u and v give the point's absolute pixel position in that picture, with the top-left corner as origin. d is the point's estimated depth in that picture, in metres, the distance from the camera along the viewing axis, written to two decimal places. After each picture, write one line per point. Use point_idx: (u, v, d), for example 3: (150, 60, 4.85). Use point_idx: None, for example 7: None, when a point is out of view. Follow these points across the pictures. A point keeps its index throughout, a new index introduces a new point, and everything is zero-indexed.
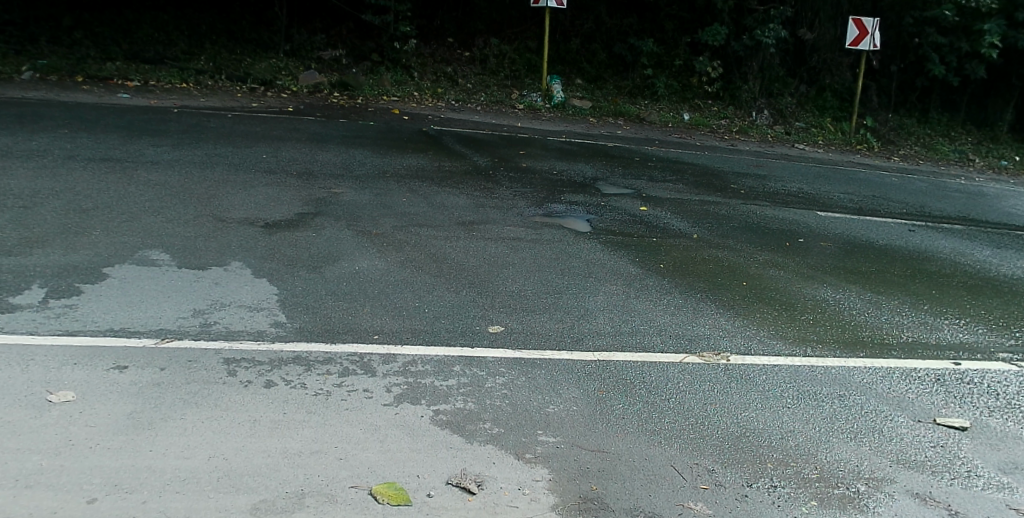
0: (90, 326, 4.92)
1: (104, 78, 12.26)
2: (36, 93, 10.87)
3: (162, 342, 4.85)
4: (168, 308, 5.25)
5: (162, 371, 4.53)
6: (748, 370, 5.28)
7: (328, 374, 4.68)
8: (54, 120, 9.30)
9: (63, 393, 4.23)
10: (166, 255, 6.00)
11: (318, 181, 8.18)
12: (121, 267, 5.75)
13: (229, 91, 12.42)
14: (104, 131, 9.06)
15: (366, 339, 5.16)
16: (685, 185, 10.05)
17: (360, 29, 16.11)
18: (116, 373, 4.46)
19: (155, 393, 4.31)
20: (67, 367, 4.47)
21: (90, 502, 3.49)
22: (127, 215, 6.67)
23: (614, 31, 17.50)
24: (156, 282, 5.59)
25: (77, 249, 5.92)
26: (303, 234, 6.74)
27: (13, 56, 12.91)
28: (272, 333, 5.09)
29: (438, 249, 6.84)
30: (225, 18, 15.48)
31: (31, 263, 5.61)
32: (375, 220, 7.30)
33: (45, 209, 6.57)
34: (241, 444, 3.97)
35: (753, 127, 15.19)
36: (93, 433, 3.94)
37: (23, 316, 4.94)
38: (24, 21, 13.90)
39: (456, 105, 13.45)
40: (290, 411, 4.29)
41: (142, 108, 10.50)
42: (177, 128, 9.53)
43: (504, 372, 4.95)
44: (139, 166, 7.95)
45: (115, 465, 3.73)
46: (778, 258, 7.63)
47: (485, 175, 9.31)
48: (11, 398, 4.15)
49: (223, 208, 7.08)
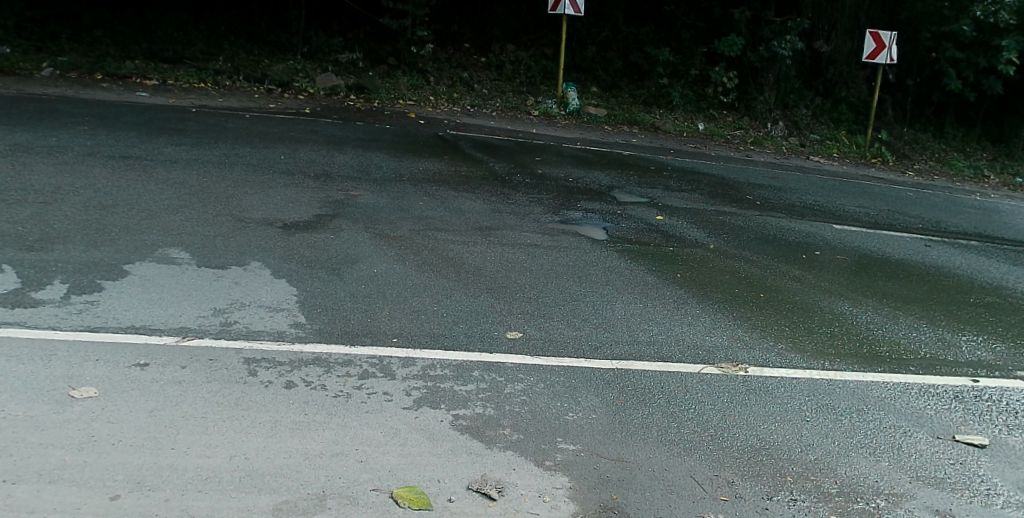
0: (110, 322, 4.93)
1: (124, 76, 12.32)
2: (56, 90, 10.92)
3: (183, 340, 4.85)
4: (189, 307, 5.25)
5: (183, 369, 4.53)
6: (766, 382, 5.26)
7: (348, 376, 4.68)
8: (75, 117, 9.33)
9: (85, 389, 4.23)
10: (186, 254, 6.01)
11: (335, 183, 8.19)
12: (141, 264, 5.76)
13: (246, 92, 12.46)
14: (124, 129, 9.08)
15: (385, 342, 5.16)
16: (702, 195, 10.04)
17: (377, 32, 16.17)
18: (138, 370, 4.47)
19: (176, 392, 4.31)
20: (90, 363, 4.48)
21: (113, 498, 3.49)
22: (148, 214, 6.68)
23: (630, 39, 17.56)
24: (178, 280, 5.61)
25: (97, 246, 5.93)
26: (322, 235, 6.75)
27: (34, 53, 12.97)
28: (292, 334, 5.10)
29: (455, 253, 6.83)
30: (244, 19, 15.54)
31: (55, 259, 5.63)
32: (393, 223, 7.31)
33: (64, 205, 6.60)
34: (263, 444, 3.97)
35: (768, 139, 15.17)
36: (116, 430, 3.95)
37: (45, 311, 4.95)
38: (45, 19, 14.01)
39: (472, 109, 13.47)
40: (310, 412, 4.28)
41: (161, 107, 10.55)
42: (195, 128, 9.56)
43: (523, 378, 4.94)
44: (159, 165, 7.96)
45: (137, 462, 3.73)
46: (794, 271, 7.60)
47: (500, 181, 9.31)
48: (34, 392, 4.15)
49: (243, 208, 7.08)
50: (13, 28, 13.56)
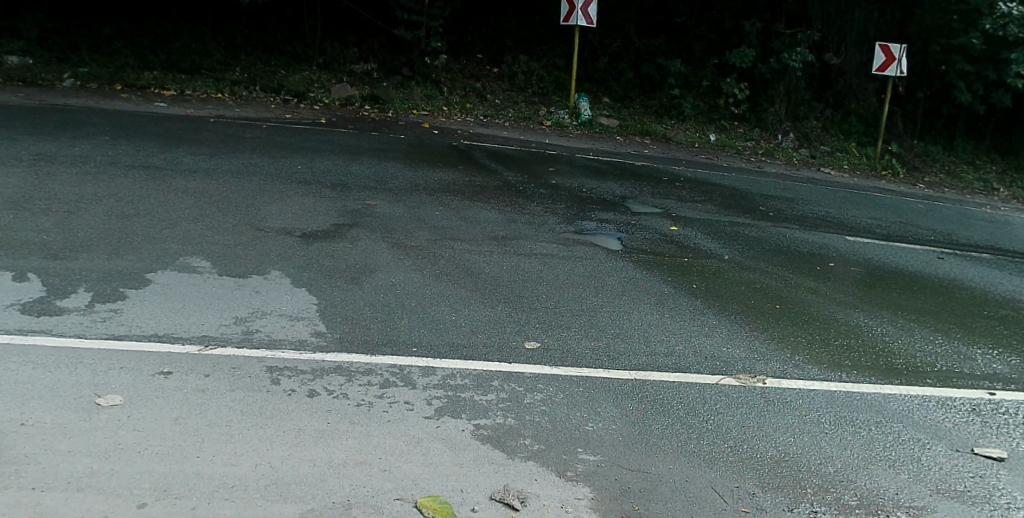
0: (134, 331, 4.97)
1: (143, 87, 12.43)
2: (77, 100, 11.03)
3: (206, 348, 4.89)
4: (211, 316, 5.29)
5: (207, 377, 4.57)
6: (784, 394, 5.26)
7: (369, 385, 4.71)
8: (96, 127, 9.43)
9: (110, 397, 4.27)
10: (207, 263, 6.06)
11: (352, 193, 8.25)
12: (163, 273, 5.81)
13: (262, 102, 12.55)
14: (144, 139, 9.16)
15: (405, 351, 5.18)
16: (714, 206, 10.06)
17: (392, 43, 16.27)
18: (163, 378, 4.51)
19: (201, 400, 4.35)
20: (115, 370, 4.52)
21: (141, 506, 3.52)
22: (169, 223, 6.74)
23: (642, 50, 17.63)
24: (200, 289, 5.65)
25: (120, 255, 5.99)
26: (340, 245, 6.79)
27: (55, 64, 13.12)
28: (314, 342, 5.13)
29: (472, 263, 6.86)
30: (260, 30, 15.67)
31: (79, 267, 5.69)
32: (410, 233, 7.35)
33: (87, 214, 6.67)
34: (287, 452, 4.00)
35: (779, 150, 15.19)
36: (142, 437, 3.98)
37: (71, 319, 5.00)
38: (66, 30, 14.21)
39: (485, 120, 13.53)
40: (333, 420, 4.31)
41: (180, 117, 10.64)
42: (214, 138, 9.64)
43: (542, 388, 4.95)
44: (179, 174, 8.03)
45: (163, 470, 3.76)
46: (808, 282, 7.61)
47: (514, 191, 9.34)
48: (60, 400, 4.19)
49: (262, 218, 7.14)
50: (34, 39, 13.74)
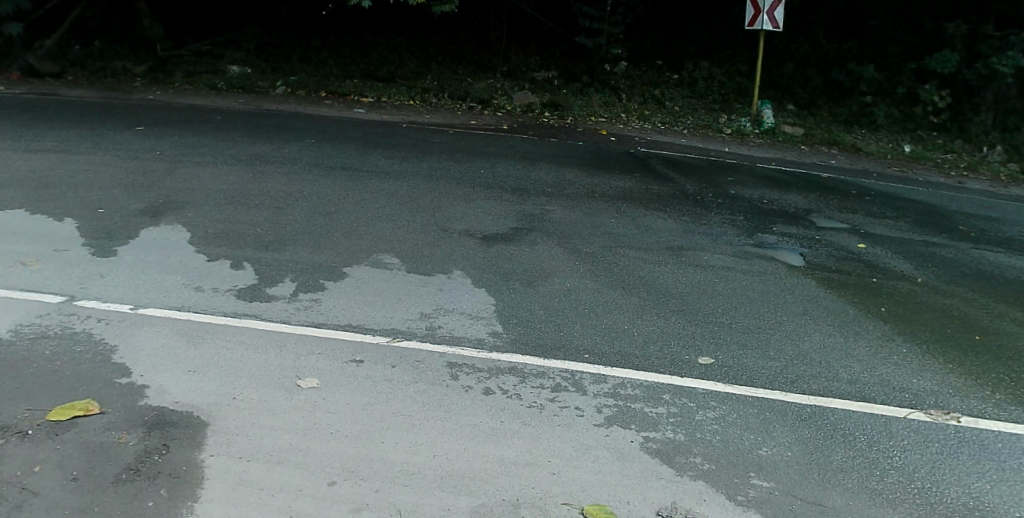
0: (331, 320, 5.39)
1: (344, 94, 13.37)
2: (288, 106, 12.07)
3: (393, 341, 5.20)
4: (398, 310, 5.62)
5: (393, 368, 4.87)
6: (984, 436, 4.82)
7: (542, 387, 4.82)
8: (303, 131, 10.27)
9: (308, 379, 4.65)
10: (396, 260, 6.44)
11: (531, 197, 8.45)
12: (357, 267, 6.25)
13: (449, 108, 13.12)
14: (344, 143, 9.86)
15: (577, 357, 5.25)
16: (908, 223, 9.37)
17: (573, 51, 16.47)
18: (354, 365, 4.85)
19: (386, 389, 4.64)
20: (314, 356, 4.92)
21: (330, 484, 3.82)
22: (364, 221, 7.22)
23: (832, 55, 16.73)
24: (388, 284, 6.02)
25: (321, 249, 6.50)
26: (518, 248, 6.98)
27: (271, 73, 14.40)
28: (491, 342, 5.31)
29: (646, 273, 6.82)
30: (450, 41, 16.46)
31: (286, 259, 6.24)
32: (586, 239, 7.43)
33: (294, 210, 7.28)
34: (462, 446, 4.18)
35: (985, 163, 13.87)
36: (334, 419, 4.31)
37: (278, 306, 5.50)
38: (280, 42, 15.71)
39: (662, 127, 13.36)
40: (506, 419, 4.46)
41: (375, 123, 11.36)
42: (405, 142, 10.21)
43: (714, 406, 4.85)
44: (374, 176, 8.57)
45: (351, 452, 4.06)
46: (1016, 313, 6.91)
47: (691, 201, 9.16)
48: (267, 379, 4.63)
49: (446, 219, 7.48)
50: (254, 51, 15.22)
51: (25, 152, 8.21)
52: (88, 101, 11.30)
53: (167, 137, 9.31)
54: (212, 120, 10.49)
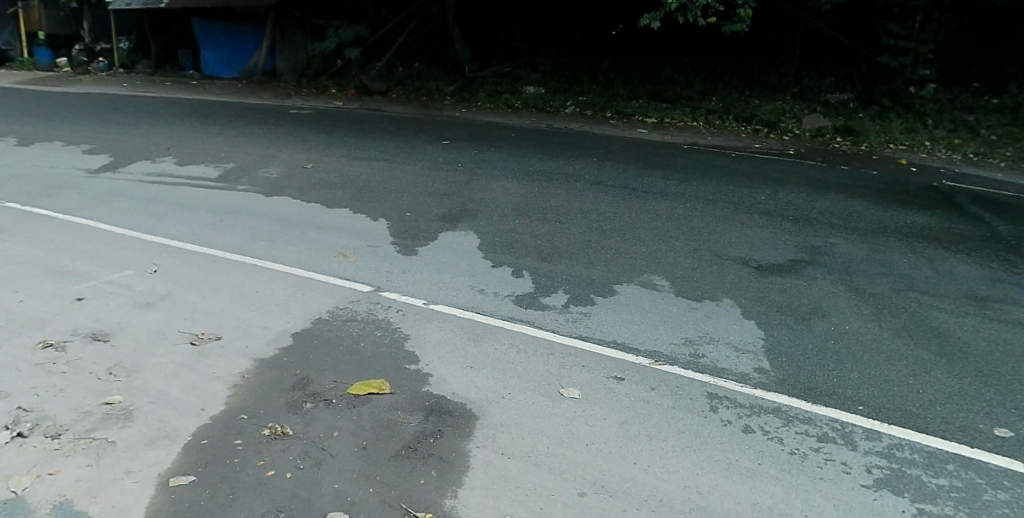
0: (598, 335, 5.60)
1: (628, 114, 13.65)
2: (574, 124, 12.62)
3: (654, 363, 5.28)
4: (664, 333, 5.68)
5: (653, 390, 4.95)
6: None
7: (806, 435, 4.62)
8: (587, 149, 10.69)
9: (571, 389, 4.89)
10: (666, 282, 6.51)
11: (813, 229, 8.03)
12: (627, 285, 6.41)
13: (732, 131, 12.85)
14: (625, 162, 10.10)
15: (850, 408, 4.93)
16: None
17: (874, 71, 15.13)
18: (615, 382, 5.01)
19: (645, 410, 4.74)
20: (578, 368, 5.15)
21: (581, 495, 4.00)
22: (638, 240, 7.37)
23: None
24: (657, 305, 6.10)
25: (595, 264, 6.76)
26: (795, 282, 6.69)
27: (562, 93, 15.07)
28: (755, 379, 5.18)
29: (941, 323, 6.17)
30: (739, 60, 16.19)
31: (562, 271, 6.58)
32: (872, 279, 6.89)
33: (572, 225, 7.64)
34: (714, 482, 4.16)
35: None
36: (591, 432, 4.50)
37: (552, 315, 5.84)
38: (573, 62, 16.68)
39: (976, 158, 11.84)
40: (763, 462, 4.34)
41: (657, 143, 11.49)
42: (684, 164, 10.21)
43: (1008, 487, 4.30)
44: (651, 197, 8.68)
45: (603, 467, 4.21)
46: None
47: (1006, 246, 8.07)
48: (534, 383, 4.95)
49: (720, 245, 7.38)
50: (549, 71, 16.32)
51: (353, 160, 9.49)
52: (404, 116, 12.76)
53: (466, 151, 10.21)
54: (506, 136, 11.32)
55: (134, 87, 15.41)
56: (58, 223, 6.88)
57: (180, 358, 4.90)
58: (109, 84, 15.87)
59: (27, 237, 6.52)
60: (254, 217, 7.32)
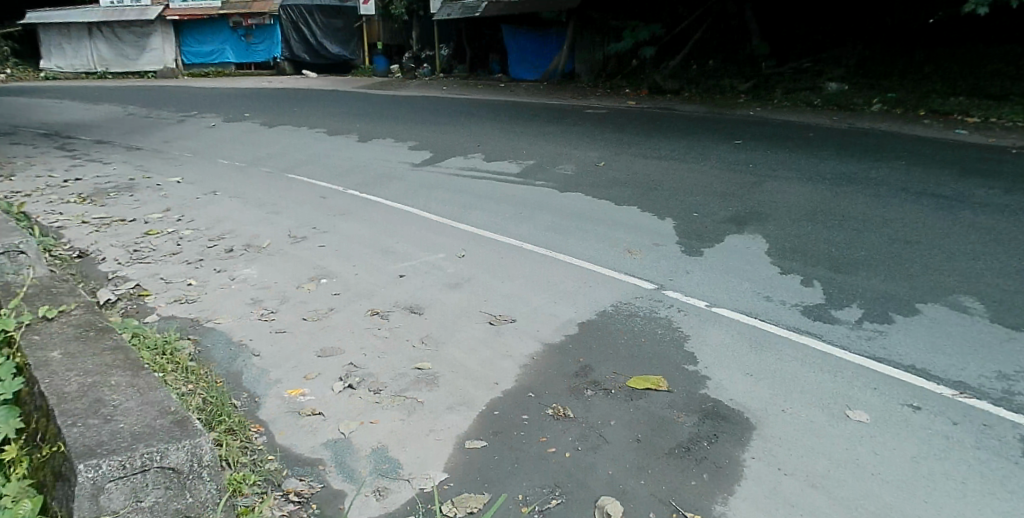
0: (893, 357, 5.17)
1: (946, 113, 12.10)
2: (880, 124, 11.64)
3: (958, 395, 4.75)
4: (974, 362, 5.08)
5: (954, 425, 4.47)
6: None
7: None
8: (895, 152, 9.84)
9: (857, 412, 4.59)
10: (981, 304, 5.80)
11: None
12: (932, 305, 5.82)
13: None
14: (939, 167, 9.12)
15: None
16: None
17: None
18: (909, 411, 4.60)
19: (942, 446, 4.30)
20: (867, 389, 4.82)
21: None
22: (949, 255, 6.65)
23: None
24: (967, 330, 5.47)
25: (896, 278, 6.25)
26: None
27: (867, 89, 13.82)
28: None
29: None
30: None
31: (857, 283, 6.18)
32: None
33: (872, 235, 7.10)
34: None
35: None
36: (877, 460, 4.19)
37: (842, 330, 5.52)
38: (882, 57, 14.97)
39: None
40: None
41: (980, 146, 10.21)
42: (1014, 170, 8.96)
43: None
44: (970, 207, 7.76)
45: (887, 500, 3.91)
46: None
47: None
48: (816, 400, 4.72)
49: None
50: (852, 67, 15.00)
51: (644, 159, 9.66)
52: (696, 115, 12.68)
53: (759, 151, 9.91)
54: (801, 136, 10.80)
55: (450, 90, 17.13)
56: (389, 209, 7.87)
57: (481, 334, 5.32)
58: (430, 87, 17.71)
59: (364, 220, 7.55)
60: (550, 212, 7.79)
